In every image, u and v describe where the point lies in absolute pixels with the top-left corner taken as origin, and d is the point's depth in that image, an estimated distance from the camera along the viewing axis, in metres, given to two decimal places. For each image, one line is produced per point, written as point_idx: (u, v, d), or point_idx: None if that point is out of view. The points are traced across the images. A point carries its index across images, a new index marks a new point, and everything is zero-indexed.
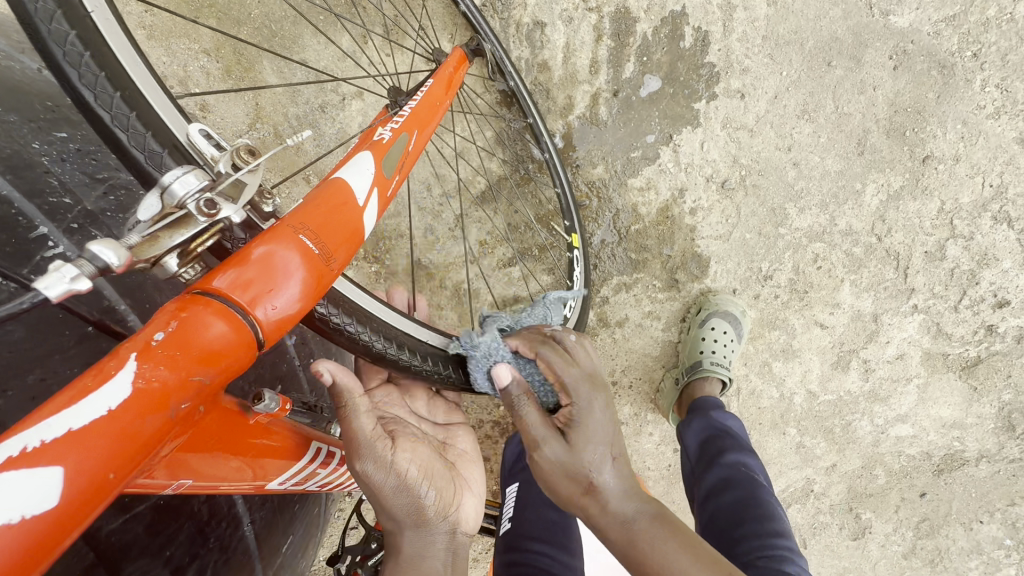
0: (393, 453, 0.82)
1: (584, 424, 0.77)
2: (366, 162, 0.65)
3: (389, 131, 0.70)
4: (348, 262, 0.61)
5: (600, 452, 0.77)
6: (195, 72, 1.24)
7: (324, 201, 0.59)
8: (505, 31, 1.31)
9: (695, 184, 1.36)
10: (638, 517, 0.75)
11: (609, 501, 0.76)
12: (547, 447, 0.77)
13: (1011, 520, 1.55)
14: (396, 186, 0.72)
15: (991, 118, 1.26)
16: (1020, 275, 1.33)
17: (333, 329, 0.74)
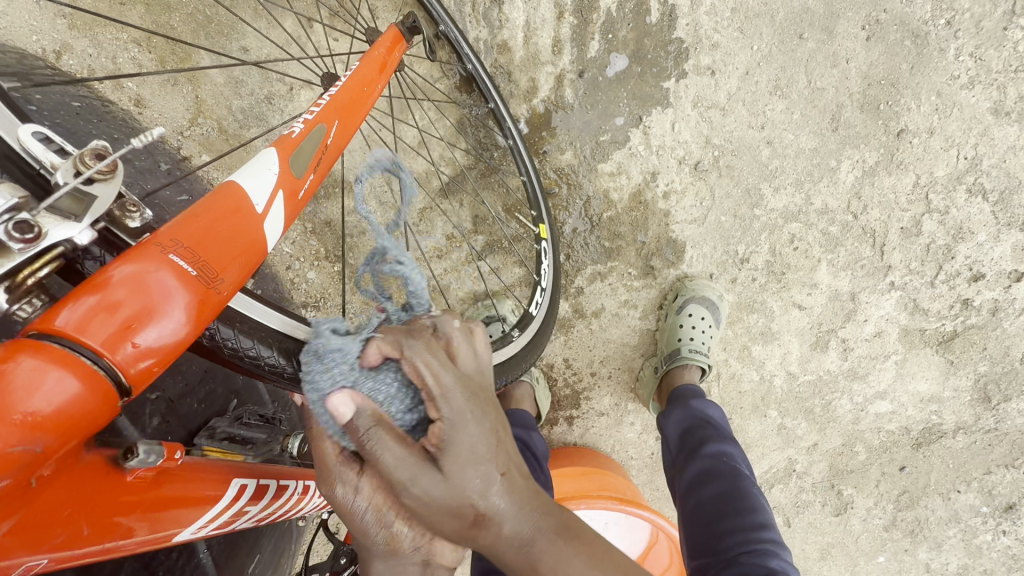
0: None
1: (452, 444, 0.52)
2: (268, 161, 0.58)
3: (302, 124, 0.64)
4: (241, 281, 0.54)
5: (480, 474, 0.53)
6: (126, 64, 1.14)
7: (209, 212, 0.52)
8: (460, 10, 1.24)
9: (667, 167, 1.31)
10: (536, 538, 0.55)
11: (501, 526, 0.54)
12: (409, 489, 0.51)
13: (987, 488, 1.56)
14: (312, 185, 0.65)
15: (966, 88, 1.22)
16: (996, 247, 1.31)
17: (235, 356, 0.65)
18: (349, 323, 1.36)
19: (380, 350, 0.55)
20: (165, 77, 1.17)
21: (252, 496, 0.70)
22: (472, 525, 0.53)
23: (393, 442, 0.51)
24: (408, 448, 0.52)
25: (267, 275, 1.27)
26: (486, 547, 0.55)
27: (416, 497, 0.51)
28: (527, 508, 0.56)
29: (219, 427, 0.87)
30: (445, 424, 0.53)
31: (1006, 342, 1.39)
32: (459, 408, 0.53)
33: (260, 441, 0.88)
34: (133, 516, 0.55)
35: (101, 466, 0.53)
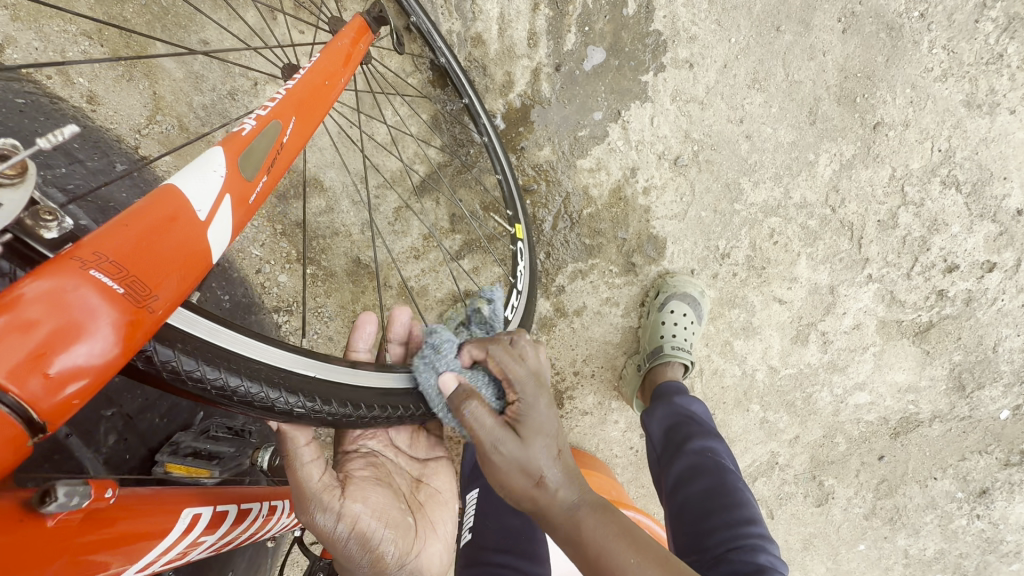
0: (343, 502, 0.74)
1: (530, 418, 0.70)
2: (213, 161, 0.54)
3: (254, 120, 0.59)
4: (181, 296, 0.49)
5: (548, 447, 0.70)
6: (76, 57, 1.07)
7: (143, 220, 0.47)
8: (432, 2, 1.20)
9: (647, 162, 1.29)
10: (583, 503, 0.69)
11: (558, 491, 0.69)
12: (497, 447, 0.68)
13: (962, 474, 1.58)
14: (264, 189, 0.61)
15: (939, 80, 1.23)
16: (969, 238, 1.32)
17: (177, 379, 0.54)
18: (324, 327, 1.32)
19: (471, 350, 0.75)
20: (119, 72, 1.10)
21: (207, 525, 0.64)
22: (539, 486, 0.69)
23: (488, 412, 0.69)
24: (491, 421, 0.69)
25: (235, 280, 1.21)
26: (541, 508, 0.69)
27: (501, 456, 0.69)
28: (574, 482, 0.71)
29: (183, 442, 0.83)
30: (521, 404, 0.71)
31: (980, 331, 1.41)
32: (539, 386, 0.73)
33: (228, 455, 0.83)
34: (58, 564, 0.46)
35: (10, 513, 0.44)
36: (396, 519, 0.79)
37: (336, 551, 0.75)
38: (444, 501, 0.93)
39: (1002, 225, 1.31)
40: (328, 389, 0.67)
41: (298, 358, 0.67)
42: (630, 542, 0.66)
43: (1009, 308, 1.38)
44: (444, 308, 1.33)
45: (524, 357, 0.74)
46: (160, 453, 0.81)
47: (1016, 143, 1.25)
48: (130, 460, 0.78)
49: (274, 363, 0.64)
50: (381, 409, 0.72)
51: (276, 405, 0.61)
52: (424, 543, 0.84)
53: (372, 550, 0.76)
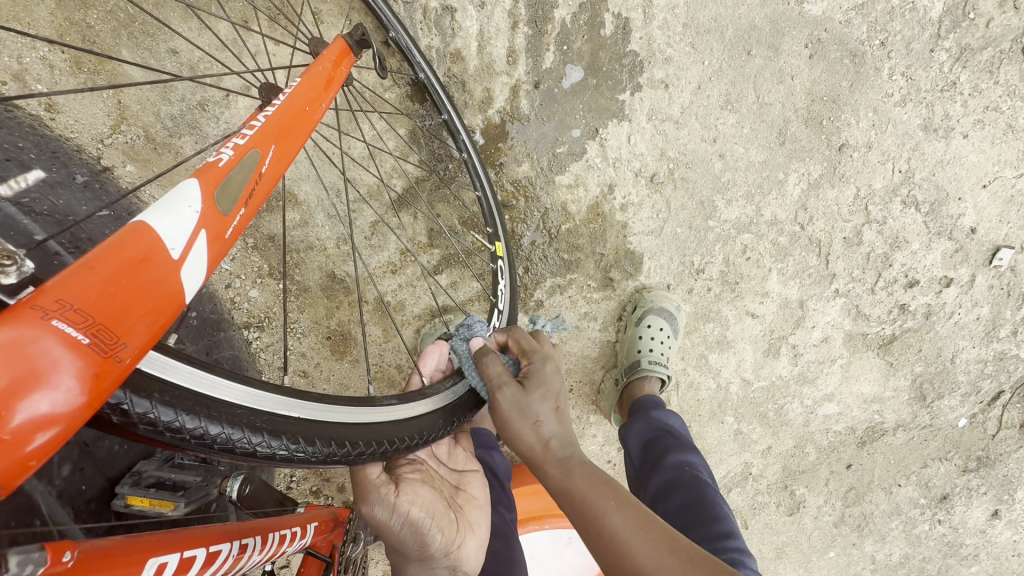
0: (397, 496, 0.81)
1: (537, 375, 0.81)
2: (187, 195, 0.51)
3: (231, 149, 0.57)
4: (152, 341, 0.46)
5: (548, 402, 0.78)
6: (35, 64, 1.03)
7: (112, 263, 0.44)
8: (411, 17, 1.19)
9: (624, 179, 1.31)
10: (574, 456, 0.74)
11: (552, 442, 0.75)
12: (502, 390, 0.78)
13: (924, 480, 1.63)
14: (242, 221, 0.58)
15: (899, 105, 1.29)
16: (928, 254, 1.38)
17: (151, 431, 0.51)
18: (298, 343, 1.29)
19: (495, 336, 0.90)
20: (81, 81, 1.06)
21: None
22: (537, 431, 0.76)
23: (497, 363, 0.82)
24: (499, 368, 0.81)
25: (203, 295, 1.17)
26: (538, 457, 0.75)
27: (503, 399, 0.78)
28: (570, 442, 0.76)
29: (148, 470, 0.81)
30: (530, 367, 0.82)
31: (939, 343, 1.47)
32: (547, 354, 0.84)
33: (194, 485, 0.79)
34: None
35: None
36: (444, 511, 0.88)
37: (390, 538, 0.82)
38: (478, 505, 0.99)
39: (957, 243, 1.37)
40: (313, 428, 0.64)
41: (282, 398, 0.64)
42: (611, 491, 0.68)
43: (965, 321, 1.45)
44: (422, 324, 1.31)
45: (538, 338, 0.88)
46: (123, 483, 0.80)
47: (969, 165, 1.32)
48: (86, 492, 0.78)
49: (255, 406, 0.60)
50: (367, 446, 0.69)
51: (257, 451, 0.58)
52: (464, 536, 0.90)
53: (423, 540, 0.83)
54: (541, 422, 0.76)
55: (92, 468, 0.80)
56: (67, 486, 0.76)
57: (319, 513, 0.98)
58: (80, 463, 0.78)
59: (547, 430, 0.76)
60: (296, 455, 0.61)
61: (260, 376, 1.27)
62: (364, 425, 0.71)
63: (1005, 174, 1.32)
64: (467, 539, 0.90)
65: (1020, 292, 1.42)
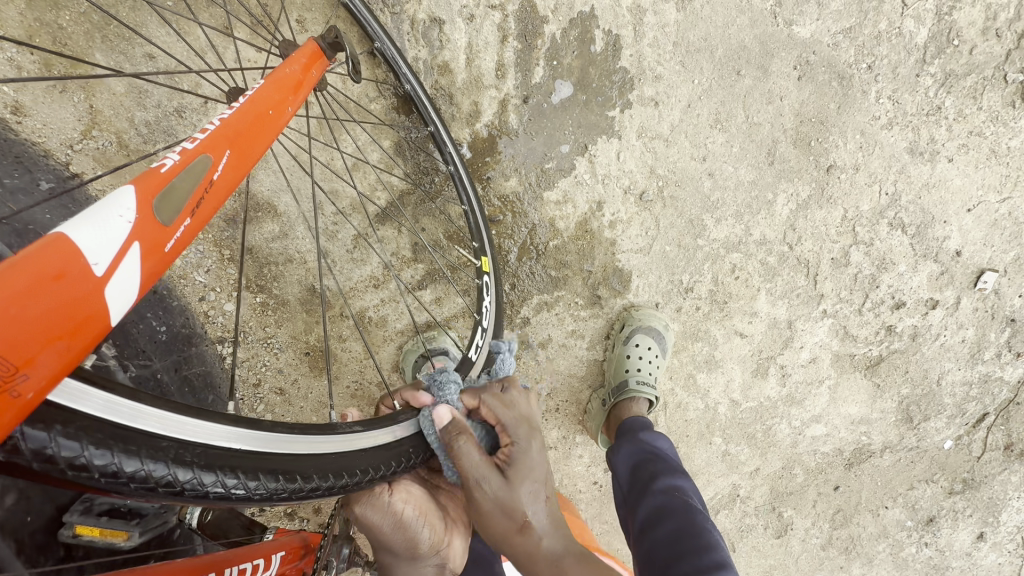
0: (392, 497, 0.78)
1: (520, 462, 0.78)
2: (120, 203, 0.47)
3: (177, 155, 0.53)
4: (63, 370, 0.41)
5: (535, 492, 0.79)
6: (1, 64, 0.99)
7: (19, 279, 0.39)
8: (398, 28, 1.17)
9: (613, 196, 1.29)
10: (566, 553, 0.77)
11: (539, 537, 0.77)
12: (482, 485, 0.75)
13: (911, 502, 1.62)
14: (187, 233, 0.53)
15: (885, 128, 1.30)
16: (914, 276, 1.38)
17: (60, 470, 0.46)
18: (275, 359, 1.24)
19: (466, 402, 0.82)
20: (51, 83, 1.02)
21: None
22: (521, 524, 0.77)
23: (477, 449, 0.76)
24: (483, 461, 0.75)
25: (174, 309, 1.13)
26: (524, 551, 0.77)
27: (486, 495, 0.75)
28: (557, 531, 0.79)
29: (99, 498, 0.78)
30: (514, 449, 0.79)
31: (925, 365, 1.47)
32: (528, 433, 0.81)
33: (150, 513, 0.80)
34: None
35: None
36: (433, 509, 0.84)
37: (379, 538, 0.79)
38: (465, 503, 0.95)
39: (943, 265, 1.38)
40: (257, 461, 0.59)
41: (223, 427, 0.59)
42: (595, 569, 0.76)
43: (951, 343, 1.45)
44: (405, 339, 1.28)
45: (514, 404, 0.82)
46: (71, 512, 0.76)
47: (954, 189, 1.33)
48: (32, 522, 0.73)
49: (189, 438, 0.55)
50: (321, 479, 0.64)
51: (187, 489, 0.53)
52: (452, 535, 0.87)
53: (414, 538, 0.80)
54: (527, 517, 0.77)
55: (41, 495, 0.75)
56: (12, 516, 0.70)
57: (287, 540, 0.93)
58: (27, 490, 0.74)
59: (534, 521, 0.78)
60: (235, 492, 0.56)
61: (234, 393, 1.22)
62: (319, 455, 0.66)
63: (989, 199, 1.33)
64: (456, 537, 0.87)
65: (1003, 315, 1.43)
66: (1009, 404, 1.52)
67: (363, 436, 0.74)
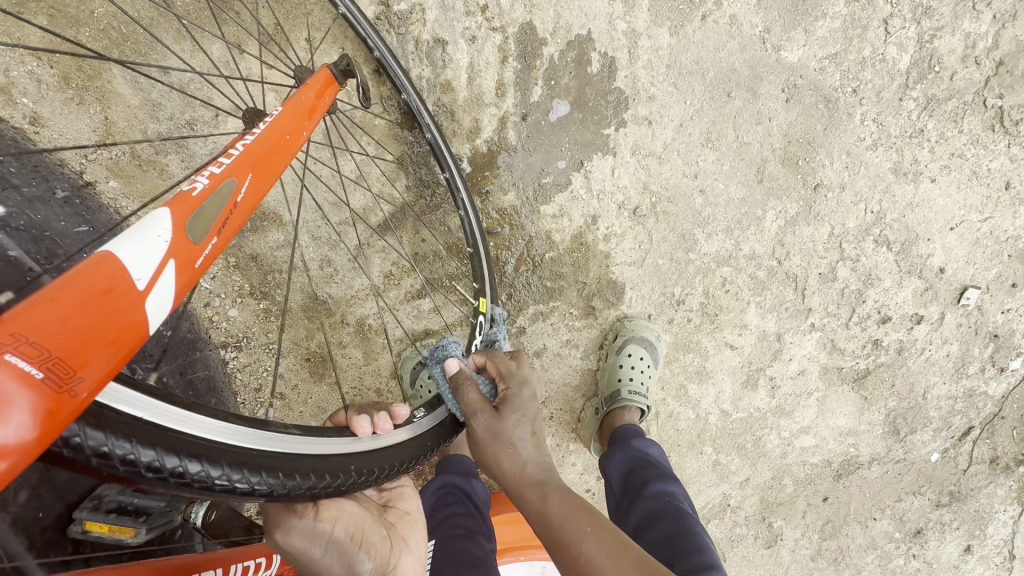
0: (316, 517, 0.73)
1: (512, 400, 0.81)
2: (158, 224, 0.50)
3: (206, 178, 0.56)
4: (111, 374, 0.45)
5: (524, 427, 0.79)
6: (22, 78, 1.03)
7: (74, 293, 0.42)
8: (403, 47, 1.22)
9: (607, 211, 1.34)
10: (551, 483, 0.76)
11: (527, 466, 0.78)
12: (476, 416, 0.79)
13: (899, 514, 1.65)
14: (214, 250, 0.57)
15: (870, 149, 1.35)
16: (899, 292, 1.43)
17: (108, 466, 0.49)
18: (276, 364, 1.27)
19: (474, 358, 0.89)
20: (69, 95, 1.06)
21: None
22: (514, 457, 0.78)
23: (476, 390, 0.81)
24: (475, 396, 0.81)
25: (180, 314, 1.16)
26: (515, 481, 0.77)
27: (479, 426, 0.79)
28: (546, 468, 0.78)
29: (109, 495, 0.81)
30: (508, 390, 0.82)
31: (910, 379, 1.51)
32: (525, 379, 0.84)
33: (157, 511, 0.83)
34: None
35: None
36: (369, 530, 0.81)
37: (311, 564, 0.74)
38: (411, 522, 0.92)
39: (927, 282, 1.42)
40: (277, 462, 0.63)
41: (245, 429, 0.63)
42: (586, 514, 0.71)
43: (935, 357, 1.49)
44: (404, 346, 1.31)
45: (515, 359, 0.87)
46: (80, 508, 0.79)
47: (937, 209, 1.38)
48: (43, 519, 0.76)
49: (215, 439, 0.59)
50: (333, 479, 0.67)
51: (217, 484, 0.56)
52: (396, 555, 0.83)
53: (349, 563, 0.76)
54: (516, 447, 0.78)
55: (52, 493, 0.78)
56: (25, 511, 0.74)
57: None
58: (38, 488, 0.76)
59: (520, 455, 0.78)
60: (259, 490, 0.60)
61: (236, 397, 1.25)
62: (329, 457, 0.69)
63: (970, 218, 1.38)
64: (403, 556, 0.84)
65: (986, 331, 1.47)
66: (994, 418, 1.56)
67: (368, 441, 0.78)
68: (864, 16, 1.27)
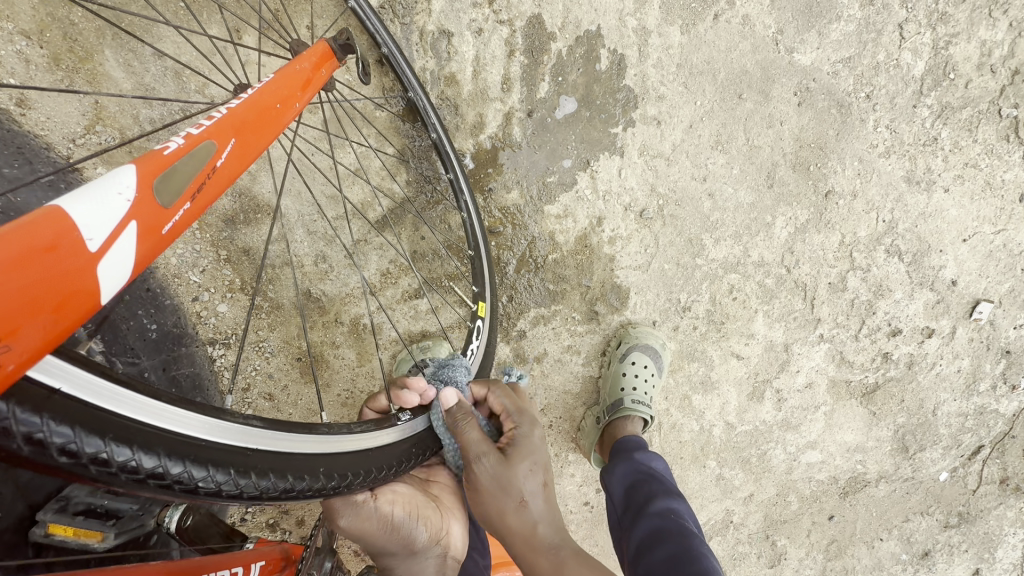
0: (375, 500, 0.77)
1: (521, 444, 0.78)
2: (119, 181, 0.45)
3: (182, 139, 0.52)
4: (46, 345, 0.40)
5: (532, 474, 0.77)
6: (9, 57, 0.99)
7: (7, 249, 0.37)
8: (407, 38, 1.19)
9: (614, 213, 1.30)
10: (563, 543, 0.74)
11: (536, 526, 0.75)
12: (480, 461, 0.75)
13: (906, 535, 1.59)
14: (185, 218, 0.52)
15: (883, 156, 1.31)
16: (911, 304, 1.39)
17: (45, 455, 0.43)
18: (265, 363, 1.22)
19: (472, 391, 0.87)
20: (58, 77, 1.02)
21: None
22: (519, 508, 0.75)
23: (480, 429, 0.78)
24: (481, 438, 0.77)
25: (166, 308, 1.12)
26: (517, 532, 0.75)
27: (483, 471, 0.75)
28: (554, 521, 0.76)
29: (77, 495, 0.76)
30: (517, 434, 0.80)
31: (921, 395, 1.46)
32: (532, 420, 0.83)
33: (128, 515, 0.78)
34: None
35: None
36: (423, 504, 0.83)
37: (374, 542, 0.78)
38: (458, 490, 0.94)
39: (938, 294, 1.38)
40: (246, 459, 0.57)
41: (213, 421, 0.57)
42: (591, 564, 0.72)
43: (946, 373, 1.44)
44: (399, 348, 1.27)
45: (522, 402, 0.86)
46: (46, 509, 0.74)
47: (950, 219, 1.34)
48: (2, 519, 0.73)
49: (178, 431, 0.53)
50: (312, 479, 0.62)
51: (174, 483, 0.50)
52: (450, 521, 0.86)
53: (408, 537, 0.79)
54: (523, 496, 0.75)
55: (12, 490, 0.75)
56: None
57: (267, 550, 0.88)
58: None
59: (529, 505, 0.75)
60: (224, 490, 0.54)
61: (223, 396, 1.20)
62: (306, 455, 0.64)
63: (984, 230, 1.35)
64: (453, 523, 0.87)
65: (999, 347, 1.43)
66: (1005, 437, 1.51)
67: (356, 438, 0.73)
68: (879, 20, 1.25)
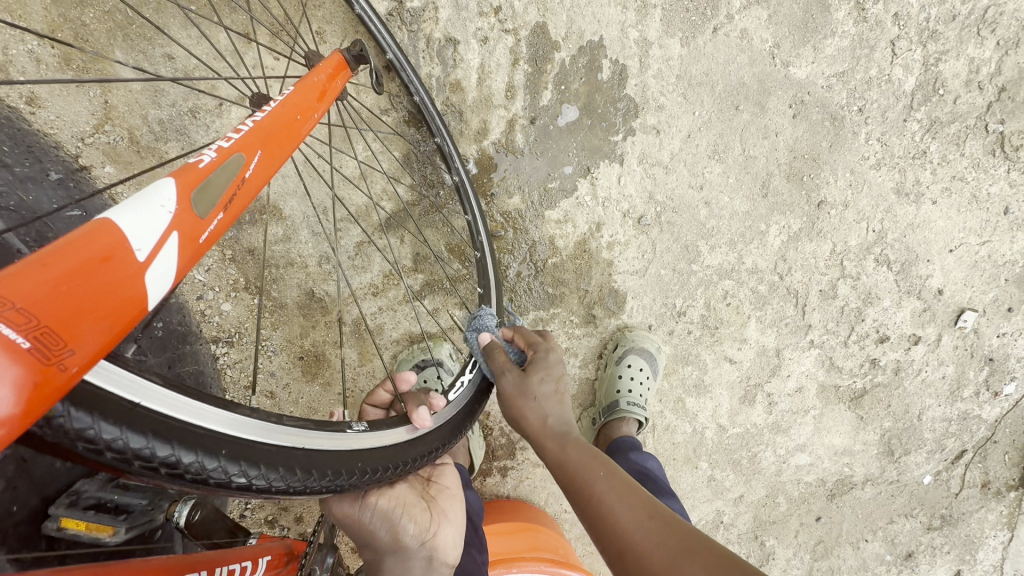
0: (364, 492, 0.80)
1: (538, 358, 0.82)
2: (163, 193, 0.48)
3: (214, 152, 0.54)
4: (104, 350, 0.42)
5: (549, 382, 0.81)
6: (20, 56, 1.00)
7: (68, 259, 0.40)
8: (414, 45, 1.21)
9: (612, 219, 1.33)
10: (575, 441, 0.78)
11: (550, 420, 0.80)
12: (503, 374, 0.82)
13: (891, 536, 1.63)
14: (219, 226, 0.55)
15: (874, 168, 1.35)
16: (898, 312, 1.43)
17: None
18: (267, 361, 1.24)
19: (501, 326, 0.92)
20: (68, 77, 1.04)
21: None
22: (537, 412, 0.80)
23: (501, 350, 0.85)
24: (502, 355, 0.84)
25: (171, 306, 1.13)
26: (538, 434, 0.80)
27: (505, 382, 0.82)
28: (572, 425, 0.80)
29: (88, 491, 0.80)
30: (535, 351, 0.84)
31: (906, 400, 1.51)
32: (550, 343, 0.85)
33: (138, 509, 0.80)
34: None
35: None
36: (415, 503, 0.85)
37: (361, 535, 0.80)
38: (456, 496, 0.95)
39: (925, 302, 1.42)
40: (273, 456, 0.60)
41: (241, 421, 0.60)
42: (610, 471, 0.73)
43: (931, 378, 1.49)
44: (399, 348, 1.29)
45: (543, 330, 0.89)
46: (57, 504, 0.78)
47: (937, 230, 1.38)
48: (17, 513, 0.74)
49: (208, 432, 0.55)
50: (332, 477, 0.64)
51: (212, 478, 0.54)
52: (441, 525, 0.87)
53: (394, 530, 0.80)
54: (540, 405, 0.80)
55: (27, 486, 0.76)
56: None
57: (271, 546, 0.89)
58: (14, 479, 0.75)
59: (544, 411, 0.80)
60: (257, 485, 0.57)
61: (225, 394, 1.22)
62: (322, 455, 0.66)
63: (969, 241, 1.39)
64: (444, 527, 0.87)
65: (982, 354, 1.47)
66: (986, 441, 1.56)
67: (370, 440, 0.75)
68: (872, 37, 1.29)
